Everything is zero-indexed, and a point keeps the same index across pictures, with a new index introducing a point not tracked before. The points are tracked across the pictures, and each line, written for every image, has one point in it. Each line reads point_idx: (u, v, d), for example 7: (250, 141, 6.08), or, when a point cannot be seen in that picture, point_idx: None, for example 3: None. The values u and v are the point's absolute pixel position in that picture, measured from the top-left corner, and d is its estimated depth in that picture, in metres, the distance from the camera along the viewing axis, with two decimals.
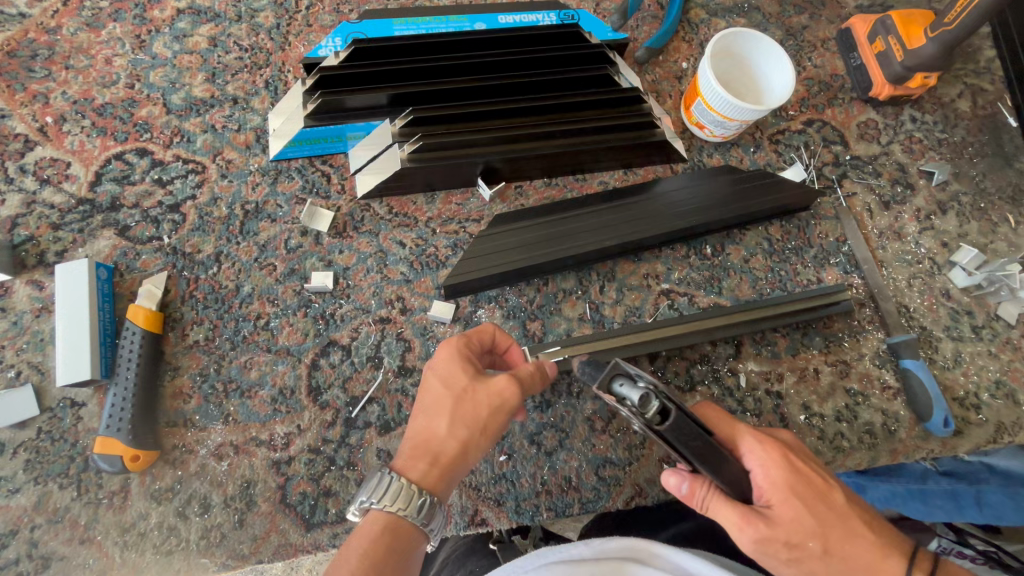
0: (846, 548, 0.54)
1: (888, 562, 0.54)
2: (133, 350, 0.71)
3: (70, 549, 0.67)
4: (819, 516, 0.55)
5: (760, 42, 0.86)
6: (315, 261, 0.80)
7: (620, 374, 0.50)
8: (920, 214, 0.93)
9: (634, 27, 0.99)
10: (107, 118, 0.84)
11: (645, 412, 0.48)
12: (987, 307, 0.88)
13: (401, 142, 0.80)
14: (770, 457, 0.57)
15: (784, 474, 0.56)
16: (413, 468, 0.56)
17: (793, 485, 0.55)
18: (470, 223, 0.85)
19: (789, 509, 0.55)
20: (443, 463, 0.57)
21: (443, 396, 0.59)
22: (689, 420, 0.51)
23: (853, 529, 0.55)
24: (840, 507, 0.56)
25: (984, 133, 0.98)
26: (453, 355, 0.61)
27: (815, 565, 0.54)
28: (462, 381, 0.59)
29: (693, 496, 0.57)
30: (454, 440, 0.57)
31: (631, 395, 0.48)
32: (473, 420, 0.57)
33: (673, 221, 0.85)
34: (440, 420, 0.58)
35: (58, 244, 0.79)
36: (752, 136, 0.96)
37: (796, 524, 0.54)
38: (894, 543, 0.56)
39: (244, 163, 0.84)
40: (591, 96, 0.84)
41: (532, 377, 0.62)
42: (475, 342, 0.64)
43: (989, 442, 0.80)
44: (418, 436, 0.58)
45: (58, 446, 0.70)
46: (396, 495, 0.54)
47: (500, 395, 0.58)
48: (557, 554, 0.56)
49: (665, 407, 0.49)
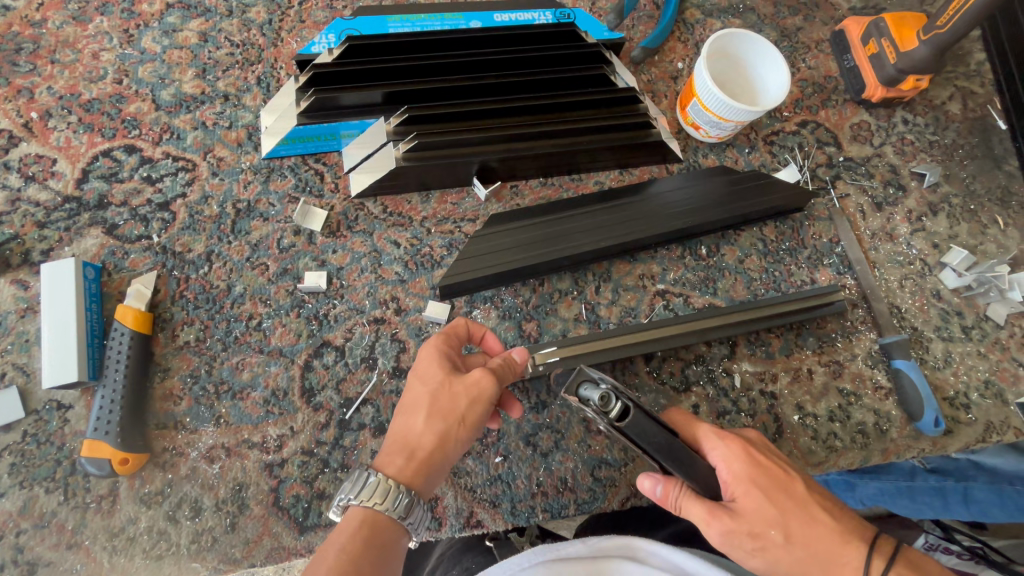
0: (807, 535, 0.53)
1: (850, 546, 0.53)
2: (122, 351, 0.70)
3: (57, 555, 0.65)
4: (779, 505, 0.55)
5: (756, 43, 0.86)
6: (308, 261, 0.79)
7: (585, 378, 0.54)
8: (911, 216, 0.94)
9: (630, 26, 0.99)
10: (94, 114, 0.82)
11: (606, 411, 0.52)
12: (976, 308, 0.89)
13: (396, 141, 0.80)
14: (732, 451, 0.58)
15: (746, 466, 0.56)
16: (391, 463, 0.54)
17: (754, 477, 0.56)
18: (465, 222, 0.84)
19: (750, 500, 0.55)
20: (420, 457, 0.55)
21: (420, 392, 0.58)
22: (650, 420, 0.55)
23: (813, 515, 0.55)
24: (800, 494, 0.56)
25: (974, 135, 0.99)
26: (432, 352, 0.61)
27: (781, 556, 0.53)
28: (439, 376, 0.59)
29: (666, 497, 0.58)
30: (430, 434, 0.55)
31: (592, 396, 0.52)
32: (449, 412, 0.56)
33: (669, 221, 0.85)
34: (418, 415, 0.56)
35: (43, 243, 0.77)
36: (747, 137, 0.96)
37: (757, 514, 0.54)
38: (856, 528, 0.55)
39: (236, 161, 0.82)
40: (587, 96, 0.84)
41: (505, 368, 0.61)
42: (452, 339, 0.64)
43: (978, 441, 0.81)
44: (397, 433, 0.57)
45: (44, 449, 0.69)
46: (374, 490, 0.51)
47: (476, 387, 0.58)
48: (553, 551, 0.58)
49: (624, 405, 0.53)
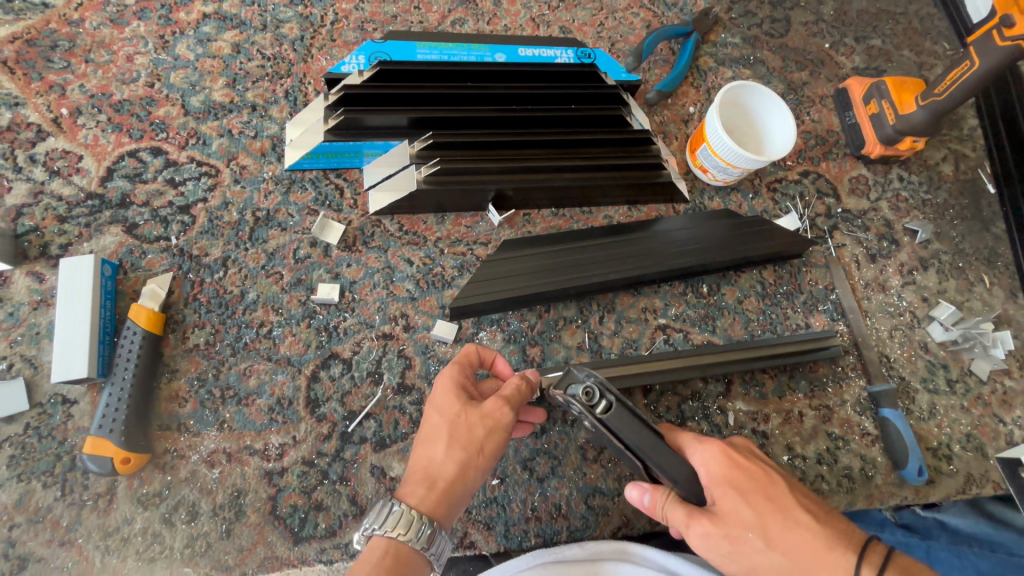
0: (786, 539, 0.54)
1: (833, 553, 0.53)
2: (132, 350, 0.71)
3: (49, 551, 0.65)
4: (757, 507, 0.56)
5: (763, 95, 0.91)
6: (322, 273, 0.81)
7: (572, 378, 0.60)
8: (903, 269, 0.98)
9: (646, 69, 1.04)
10: (124, 114, 0.84)
11: (588, 403, 0.56)
12: (961, 363, 0.92)
13: (419, 164, 0.82)
14: (713, 453, 0.60)
15: (724, 468, 0.59)
16: (412, 493, 0.56)
17: (733, 479, 0.58)
18: (477, 246, 0.86)
19: (728, 502, 0.57)
20: (440, 487, 0.57)
21: (439, 424, 0.60)
22: (632, 416, 0.58)
23: (793, 519, 0.55)
24: (781, 498, 0.57)
25: (965, 196, 1.04)
26: (448, 383, 0.64)
27: (759, 560, 0.55)
28: (456, 407, 0.61)
29: (653, 505, 0.61)
30: (451, 463, 0.57)
31: (577, 391, 0.57)
32: (468, 442, 0.59)
33: (673, 258, 0.88)
34: (438, 446, 0.59)
35: (62, 237, 0.78)
36: (751, 183, 1.00)
37: (736, 516, 0.56)
38: (843, 535, 0.55)
39: (258, 170, 0.84)
40: (603, 134, 0.88)
41: (520, 393, 0.63)
42: (466, 369, 0.67)
43: (958, 492, 0.84)
44: (418, 463, 0.59)
45: (45, 443, 0.69)
46: (397, 521, 0.53)
47: (493, 415, 0.60)
48: (552, 554, 0.67)
49: (608, 401, 0.57)
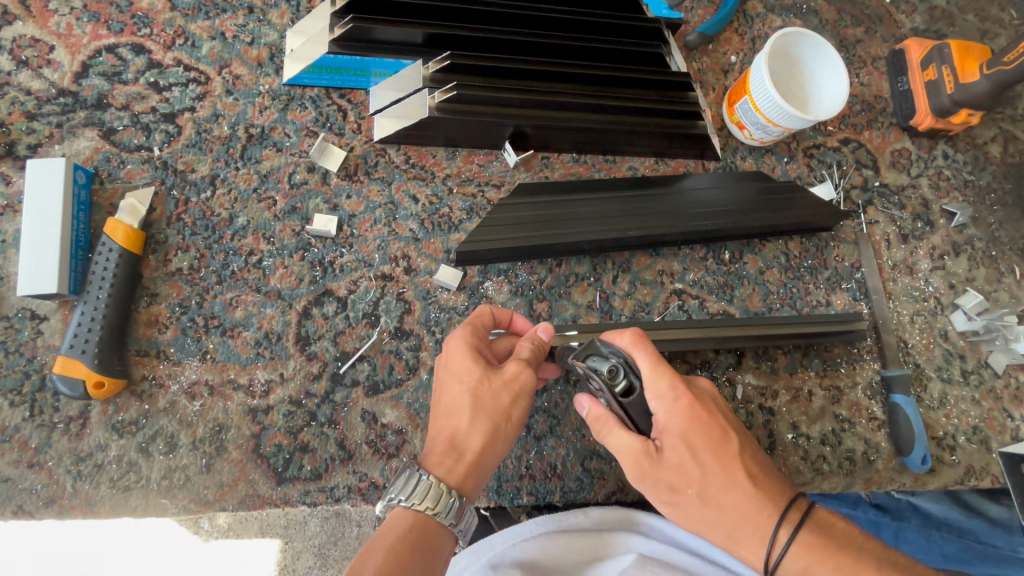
0: (723, 499, 0.54)
1: (760, 514, 0.54)
2: (108, 268, 0.65)
3: (16, 472, 0.62)
4: (703, 465, 0.55)
5: (820, 48, 0.82)
6: (319, 203, 0.74)
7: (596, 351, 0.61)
8: (934, 252, 0.92)
9: (689, 8, 0.94)
10: (102, 3, 0.75)
11: (612, 382, 0.57)
12: (978, 354, 0.88)
13: (431, 88, 0.74)
14: (676, 405, 0.56)
15: (682, 422, 0.56)
16: (440, 465, 0.56)
17: (688, 435, 0.55)
18: (489, 187, 0.79)
19: (675, 454, 0.55)
20: (468, 459, 0.56)
21: (460, 393, 0.59)
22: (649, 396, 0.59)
23: (735, 481, 0.54)
24: (729, 456, 0.55)
25: (1008, 181, 0.97)
26: (463, 349, 0.61)
27: (691, 511, 0.55)
28: (476, 373, 0.59)
29: (593, 419, 0.60)
30: (478, 434, 0.57)
31: (601, 367, 0.58)
32: (493, 410, 0.58)
33: (694, 219, 0.81)
34: (462, 416, 0.57)
35: (31, 137, 0.70)
36: (788, 146, 0.93)
37: (680, 470, 0.55)
38: (775, 498, 0.55)
39: (253, 82, 0.76)
40: (638, 74, 0.80)
41: (539, 355, 0.62)
42: (478, 332, 0.64)
43: (957, 483, 0.82)
44: (441, 434, 0.58)
45: (12, 359, 0.65)
46: (425, 493, 0.53)
47: (515, 380, 0.59)
48: (557, 522, 0.68)
49: (630, 382, 0.58)
